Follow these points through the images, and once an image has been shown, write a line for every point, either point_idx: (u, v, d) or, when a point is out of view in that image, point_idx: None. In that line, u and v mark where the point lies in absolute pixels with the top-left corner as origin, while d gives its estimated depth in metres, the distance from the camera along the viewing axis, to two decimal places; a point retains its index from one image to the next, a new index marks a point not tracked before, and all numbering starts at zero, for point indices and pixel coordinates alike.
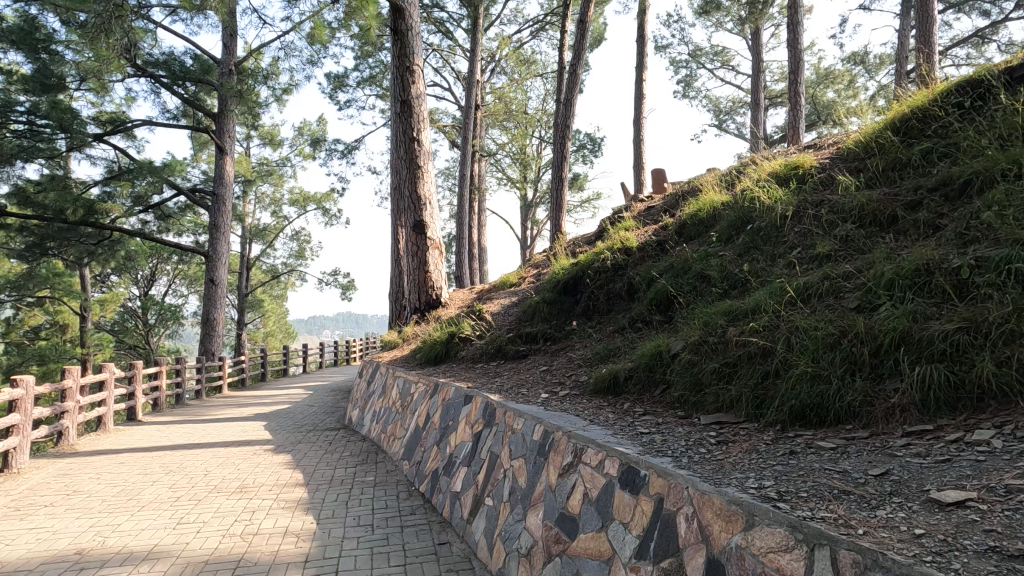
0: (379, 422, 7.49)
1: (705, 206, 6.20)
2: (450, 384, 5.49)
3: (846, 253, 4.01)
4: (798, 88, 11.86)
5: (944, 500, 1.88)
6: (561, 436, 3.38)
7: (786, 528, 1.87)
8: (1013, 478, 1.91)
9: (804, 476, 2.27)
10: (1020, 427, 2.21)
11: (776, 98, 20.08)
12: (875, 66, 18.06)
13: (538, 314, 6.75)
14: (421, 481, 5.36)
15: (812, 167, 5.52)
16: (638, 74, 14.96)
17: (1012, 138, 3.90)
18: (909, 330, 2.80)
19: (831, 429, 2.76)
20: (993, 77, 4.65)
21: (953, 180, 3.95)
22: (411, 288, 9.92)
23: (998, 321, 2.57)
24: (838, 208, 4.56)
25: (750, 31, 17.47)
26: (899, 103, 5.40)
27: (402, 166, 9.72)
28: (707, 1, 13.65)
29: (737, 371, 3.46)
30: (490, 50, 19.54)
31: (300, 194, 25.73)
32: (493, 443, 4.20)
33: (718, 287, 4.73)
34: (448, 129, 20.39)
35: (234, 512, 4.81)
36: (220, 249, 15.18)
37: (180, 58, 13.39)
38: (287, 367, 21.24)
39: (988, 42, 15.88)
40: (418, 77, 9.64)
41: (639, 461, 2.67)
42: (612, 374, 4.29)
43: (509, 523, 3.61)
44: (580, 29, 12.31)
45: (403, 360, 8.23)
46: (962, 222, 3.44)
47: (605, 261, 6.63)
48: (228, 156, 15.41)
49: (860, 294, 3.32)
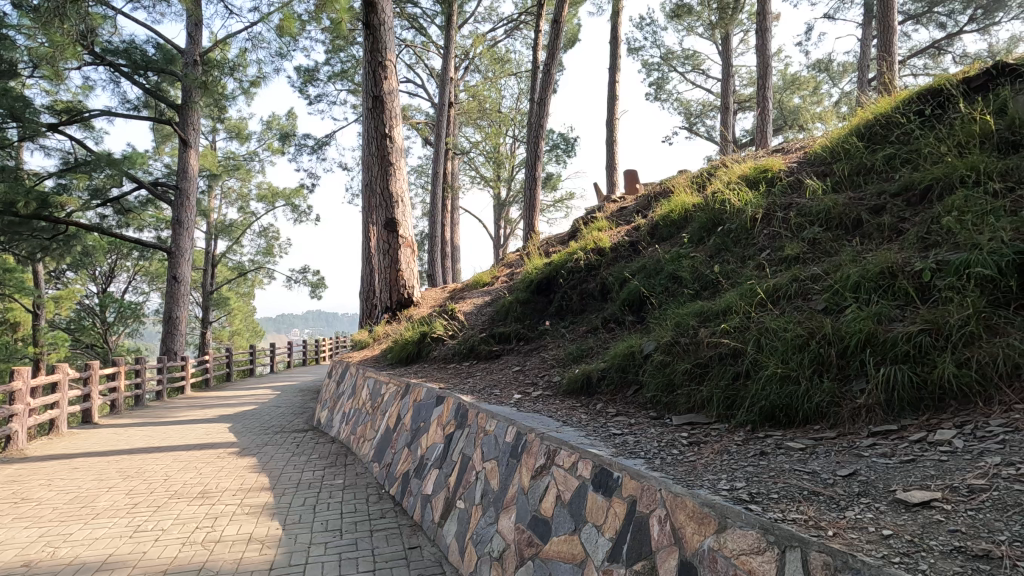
0: (349, 424, 7.36)
1: (677, 207, 6.26)
2: (421, 385, 5.41)
3: (813, 255, 4.09)
4: (767, 93, 12.08)
5: (911, 501, 1.91)
6: (534, 438, 3.35)
7: (759, 530, 1.88)
8: (975, 477, 1.96)
9: (774, 477, 2.29)
10: (979, 427, 2.28)
11: (744, 102, 20.53)
12: (839, 73, 18.62)
13: (510, 314, 6.71)
14: (391, 484, 5.28)
15: (780, 170, 5.63)
16: (611, 75, 15.07)
17: (969, 146, 4.04)
18: (875, 331, 2.86)
19: (799, 429, 2.80)
20: (952, 87, 4.82)
21: (914, 186, 4.06)
22: (382, 286, 9.76)
23: (959, 323, 2.64)
24: (805, 211, 4.65)
25: (721, 36, 17.74)
26: (862, 110, 5.55)
27: (374, 162, 9.56)
28: (679, 5, 13.83)
29: (708, 372, 3.49)
30: (464, 47, 19.34)
31: (269, 189, 25.08)
32: (465, 444, 4.15)
33: (689, 288, 4.77)
34: (420, 126, 20.19)
35: (196, 518, 4.65)
36: (183, 244, 14.64)
37: (142, 47, 12.88)
38: (254, 367, 20.72)
39: (944, 53, 16.58)
40: (391, 72, 9.53)
41: (612, 463, 2.66)
42: (585, 375, 4.28)
43: (481, 527, 3.57)
44: (554, 29, 12.30)
45: (374, 359, 8.10)
46: (924, 226, 3.55)
47: (579, 261, 6.65)
48: (193, 149, 14.90)
49: (827, 295, 3.39)
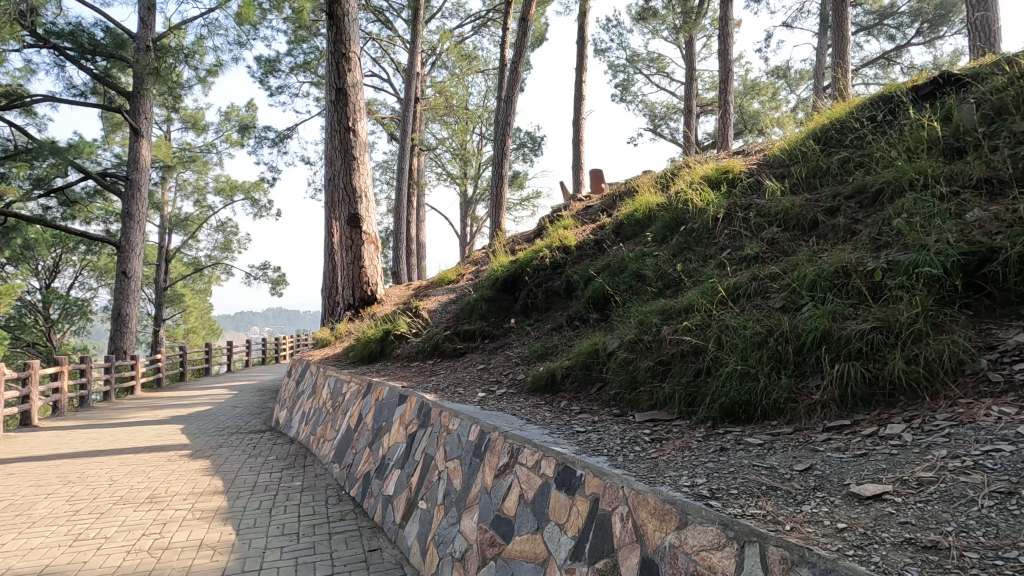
0: (308, 424, 7.16)
1: (642, 207, 6.33)
2: (383, 384, 5.30)
3: (772, 255, 4.18)
4: (729, 97, 12.32)
5: (864, 494, 1.96)
6: (498, 436, 3.31)
7: (719, 525, 1.89)
8: (924, 470, 2.02)
9: (733, 473, 2.31)
10: (926, 421, 2.36)
11: (706, 106, 20.99)
12: (796, 80, 19.21)
13: (475, 312, 6.64)
14: (351, 485, 5.15)
15: (741, 172, 5.74)
16: (578, 75, 15.15)
17: (917, 151, 4.20)
18: (830, 328, 2.93)
19: (758, 425, 2.85)
20: (902, 94, 5.01)
21: (867, 189, 4.21)
22: (344, 283, 9.53)
23: (908, 321, 2.73)
24: (764, 212, 4.75)
25: (685, 40, 18.02)
26: (818, 115, 5.73)
27: (337, 157, 9.33)
28: (645, 8, 14.00)
29: (670, 369, 3.52)
30: (430, 42, 19.07)
31: (227, 182, 24.23)
32: (428, 444, 4.08)
33: (653, 287, 4.81)
34: (386, 121, 19.84)
35: (142, 525, 4.42)
36: (134, 238, 13.99)
37: (89, 30, 12.23)
38: (210, 366, 19.97)
39: (893, 64, 17.32)
40: (355, 65, 9.33)
41: (575, 461, 2.64)
42: (549, 373, 4.26)
43: (443, 528, 3.51)
44: (522, 27, 12.26)
45: (335, 358, 7.91)
46: (876, 228, 3.67)
47: (544, 259, 6.64)
48: (145, 139, 14.25)
49: (786, 294, 3.46)
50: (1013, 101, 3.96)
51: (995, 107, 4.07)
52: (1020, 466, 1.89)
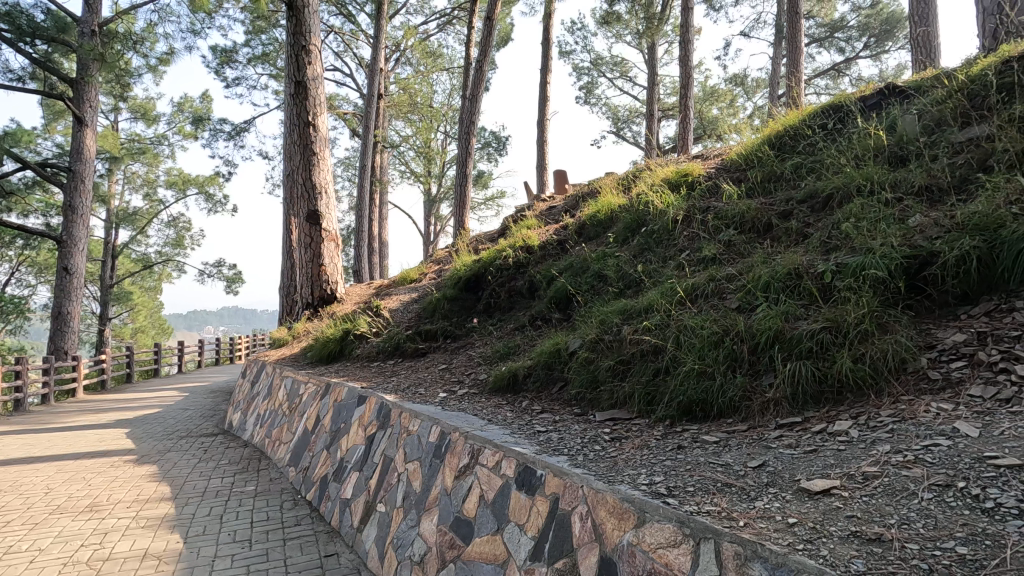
0: (264, 426, 6.94)
1: (604, 208, 6.39)
2: (342, 384, 5.19)
3: (728, 256, 4.29)
4: (689, 102, 12.59)
5: (813, 489, 2.02)
6: (458, 437, 3.27)
7: (675, 523, 1.91)
8: (869, 465, 2.10)
9: (690, 471, 2.35)
10: (871, 418, 2.45)
11: (668, 110, 21.43)
12: (752, 88, 19.82)
13: (438, 311, 6.57)
14: (307, 489, 5.01)
15: (700, 175, 5.86)
16: (543, 76, 15.22)
17: (865, 158, 4.39)
18: (782, 328, 3.02)
19: (714, 422, 2.91)
20: (851, 104, 5.22)
21: (818, 194, 4.36)
22: (302, 281, 9.28)
23: (855, 322, 2.84)
24: (721, 214, 4.87)
25: (647, 45, 18.32)
26: (773, 122, 5.92)
27: (296, 151, 9.08)
28: (609, 12, 14.16)
29: (631, 368, 3.56)
30: (394, 38, 18.78)
31: (180, 175, 23.24)
32: (388, 446, 4.01)
33: (614, 287, 4.87)
34: (348, 116, 19.42)
35: (81, 535, 4.19)
36: (77, 233, 13.27)
37: (28, 12, 11.53)
38: (159, 367, 19.13)
39: (843, 75, 18.09)
40: (316, 58, 9.11)
41: (535, 461, 2.64)
42: (511, 372, 4.25)
43: (402, 530, 3.45)
44: (487, 27, 12.21)
45: (292, 358, 7.70)
46: (826, 232, 3.81)
47: (507, 258, 6.63)
48: (89, 128, 13.53)
49: (741, 294, 3.55)
50: (951, 113, 4.19)
51: (936, 119, 4.29)
52: (956, 459, 1.98)
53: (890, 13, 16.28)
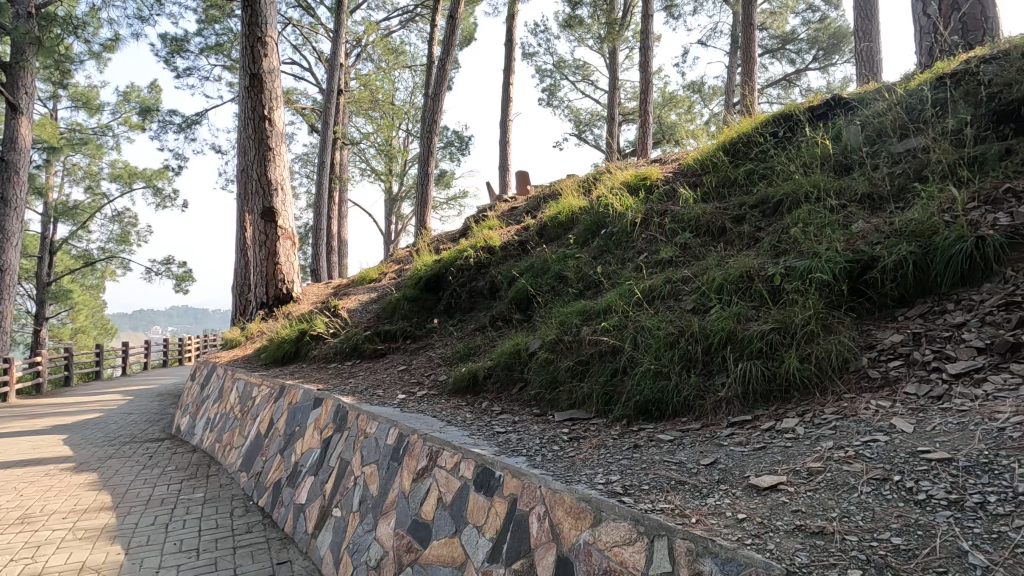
0: (214, 430, 6.69)
1: (565, 210, 6.45)
2: (298, 387, 5.06)
3: (684, 258, 4.39)
4: (648, 107, 12.84)
5: (762, 486, 2.09)
6: (417, 439, 3.24)
7: (630, 521, 1.94)
8: (813, 461, 2.19)
9: (646, 469, 2.40)
10: (817, 415, 2.56)
11: (628, 115, 21.80)
12: (709, 95, 20.37)
13: (398, 311, 6.48)
14: (259, 495, 4.85)
15: (657, 179, 5.98)
16: (506, 77, 15.24)
17: (812, 166, 4.58)
18: (734, 329, 3.12)
19: (669, 421, 2.97)
20: (800, 114, 5.43)
21: (769, 199, 4.52)
22: (257, 280, 8.98)
23: (802, 323, 2.96)
24: (678, 217, 4.98)
25: (609, 50, 18.56)
26: (727, 129, 6.10)
27: (250, 146, 8.80)
28: (571, 16, 14.29)
29: (589, 369, 3.60)
30: (355, 33, 18.39)
31: (125, 168, 22.12)
32: (344, 449, 3.93)
33: (574, 288, 4.93)
34: (306, 111, 18.91)
35: (11, 549, 3.94)
36: (10, 227, 12.46)
37: None
38: (101, 370, 18.16)
39: (793, 85, 18.81)
40: (272, 51, 8.84)
41: (493, 462, 2.64)
42: (471, 373, 4.24)
43: (358, 535, 3.38)
44: (450, 25, 12.12)
45: (245, 359, 7.46)
46: (776, 236, 3.95)
47: (468, 259, 6.61)
48: (25, 116, 12.73)
49: (696, 296, 3.65)
50: (891, 125, 4.42)
51: (877, 130, 4.51)
52: (892, 454, 2.08)
53: (837, 27, 17.04)
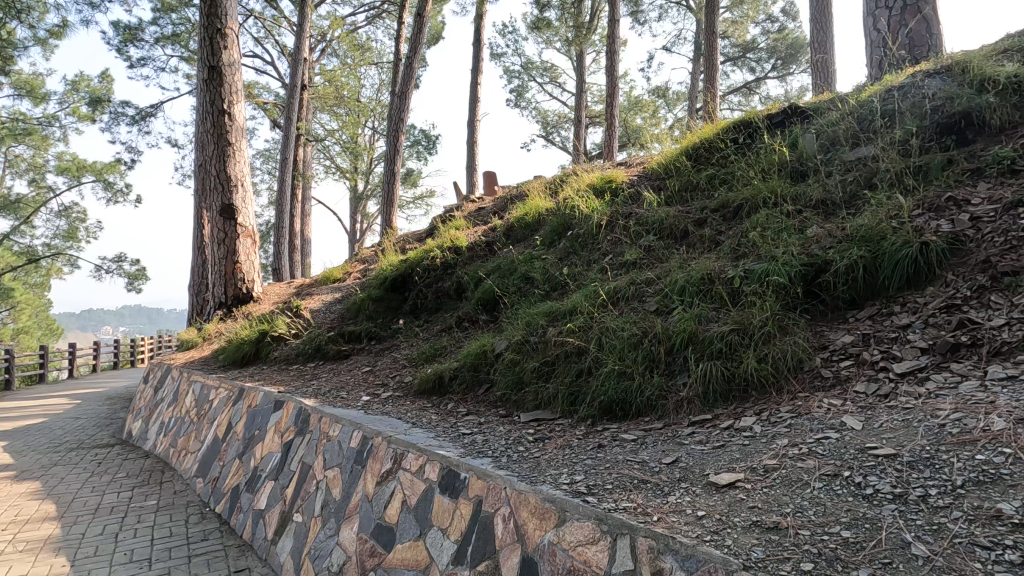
0: (168, 435, 6.45)
1: (532, 211, 6.48)
2: (257, 389, 4.93)
3: (648, 261, 4.47)
4: (614, 111, 13.02)
5: (720, 483, 2.15)
6: (381, 442, 3.19)
7: (594, 520, 1.96)
8: (769, 458, 2.26)
9: (610, 469, 2.43)
10: (773, 414, 2.64)
11: (595, 117, 22.05)
12: (673, 101, 20.80)
13: (362, 312, 6.39)
14: (216, 501, 4.70)
15: (622, 182, 6.07)
16: (474, 77, 15.20)
17: (770, 172, 4.73)
18: (696, 330, 3.19)
19: (632, 420, 3.02)
20: (758, 121, 5.59)
21: (729, 204, 4.64)
22: (214, 279, 8.70)
23: (760, 324, 3.05)
24: (642, 220, 5.07)
25: (576, 52, 18.71)
26: (690, 134, 6.24)
27: (208, 141, 8.52)
28: (539, 18, 14.36)
29: (555, 369, 3.62)
30: (320, 28, 18.01)
31: (73, 161, 21.08)
32: (306, 452, 3.84)
33: (540, 289, 4.96)
34: (268, 106, 18.40)
35: None
36: None
37: None
38: (45, 373, 17.22)
39: (753, 93, 19.36)
40: (232, 43, 8.60)
41: (458, 463, 2.63)
42: (436, 375, 4.21)
43: (320, 541, 3.31)
44: (418, 23, 11.99)
45: (202, 360, 7.22)
46: (736, 240, 4.06)
47: (434, 259, 6.56)
48: None
49: (659, 297, 3.72)
50: (843, 134, 4.60)
51: (830, 138, 4.69)
52: (843, 451, 2.17)
53: (794, 38, 17.64)
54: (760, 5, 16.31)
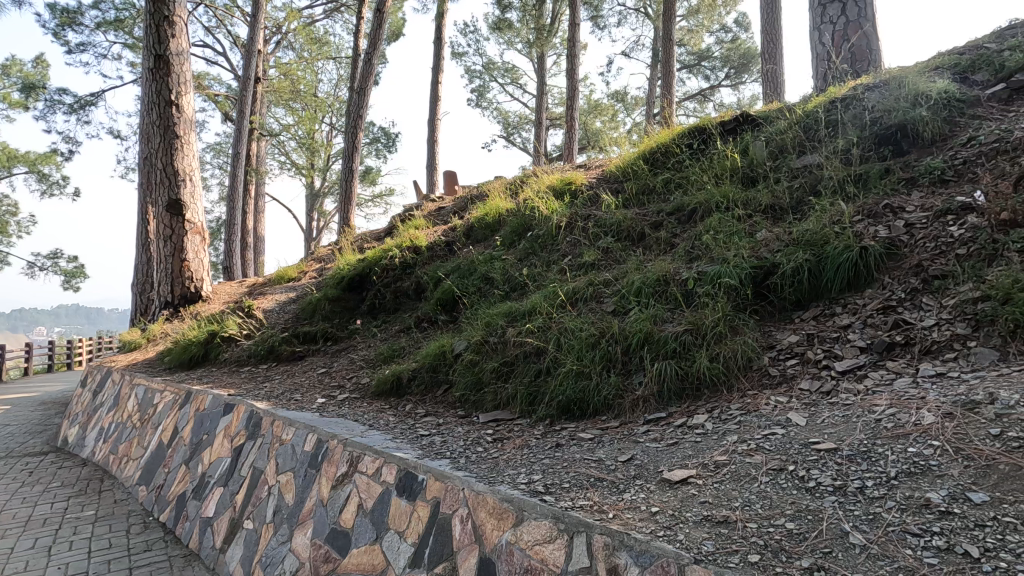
0: (108, 442, 6.12)
1: (492, 211, 6.48)
2: (205, 392, 4.75)
3: (606, 262, 4.55)
4: (574, 113, 13.16)
5: (673, 480, 2.20)
6: (336, 445, 3.13)
7: (551, 519, 1.98)
8: (719, 454, 2.34)
9: (566, 467, 2.46)
10: (724, 411, 2.73)
11: (555, 119, 22.26)
12: (631, 105, 21.21)
13: (318, 312, 6.24)
14: (160, 510, 4.49)
15: (582, 184, 6.15)
16: (435, 75, 15.08)
17: (723, 177, 4.88)
18: (651, 331, 3.26)
19: (589, 420, 3.06)
20: (712, 128, 5.75)
21: (684, 208, 4.77)
22: (160, 278, 8.32)
23: (712, 325, 3.15)
24: (601, 222, 5.14)
25: (537, 55, 18.83)
26: (647, 139, 6.37)
27: (154, 133, 8.14)
28: (501, 19, 14.38)
29: (513, 370, 3.64)
30: (275, 19, 17.47)
31: (3, 151, 19.73)
32: (257, 457, 3.73)
33: (500, 289, 4.97)
34: (219, 98, 17.72)
35: None
36: None
37: None
38: None
39: (708, 100, 19.96)
40: (180, 31, 8.25)
41: (416, 465, 2.60)
42: (394, 376, 4.15)
43: (271, 548, 3.21)
44: (377, 19, 11.79)
45: (146, 363, 6.89)
46: (690, 243, 4.18)
47: (393, 258, 6.47)
48: None
49: (617, 298, 3.78)
50: (791, 142, 4.80)
51: (779, 146, 4.88)
52: (789, 446, 2.26)
53: (746, 48, 18.29)
54: (714, 15, 16.83)
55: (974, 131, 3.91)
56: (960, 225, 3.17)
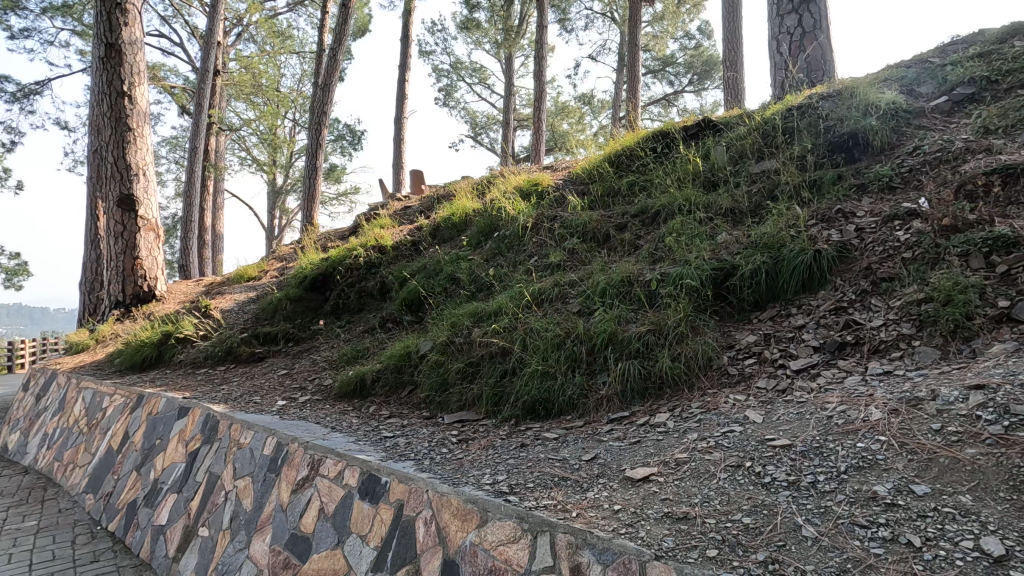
0: (52, 448, 5.83)
1: (459, 211, 6.46)
2: (158, 395, 4.57)
3: (572, 263, 4.58)
4: (541, 115, 13.22)
5: (636, 477, 2.24)
6: (297, 448, 3.06)
7: (515, 519, 1.98)
8: (680, 452, 2.39)
9: (531, 467, 2.46)
10: (685, 410, 2.79)
11: (523, 121, 22.31)
12: (598, 108, 21.43)
13: (279, 313, 6.08)
14: (108, 519, 4.30)
15: (548, 186, 6.18)
16: (401, 73, 14.91)
17: (686, 180, 4.99)
18: (616, 331, 3.30)
19: (555, 419, 3.08)
20: (675, 132, 5.87)
21: (648, 210, 4.85)
22: (110, 276, 7.95)
23: (674, 325, 3.21)
24: (567, 223, 5.18)
25: (505, 55, 18.83)
26: (613, 142, 6.45)
27: (104, 125, 7.79)
28: (469, 19, 14.32)
29: (479, 370, 3.63)
30: (236, 11, 16.96)
31: None
32: (213, 462, 3.61)
33: (466, 290, 4.95)
34: (175, 90, 17.07)
35: None
36: None
37: None
38: None
39: (672, 105, 20.34)
40: (134, 20, 7.93)
41: (379, 468, 2.57)
42: (358, 377, 4.08)
43: (228, 556, 3.11)
44: (342, 14, 11.58)
45: (94, 365, 6.58)
46: (654, 245, 4.25)
47: (357, 258, 6.37)
48: None
49: (582, 299, 3.81)
50: (750, 148, 4.94)
51: (739, 151, 5.02)
52: (746, 443, 2.33)
53: (709, 55, 18.73)
54: (679, 22, 17.17)
55: (919, 141, 4.11)
56: (906, 230, 3.32)
